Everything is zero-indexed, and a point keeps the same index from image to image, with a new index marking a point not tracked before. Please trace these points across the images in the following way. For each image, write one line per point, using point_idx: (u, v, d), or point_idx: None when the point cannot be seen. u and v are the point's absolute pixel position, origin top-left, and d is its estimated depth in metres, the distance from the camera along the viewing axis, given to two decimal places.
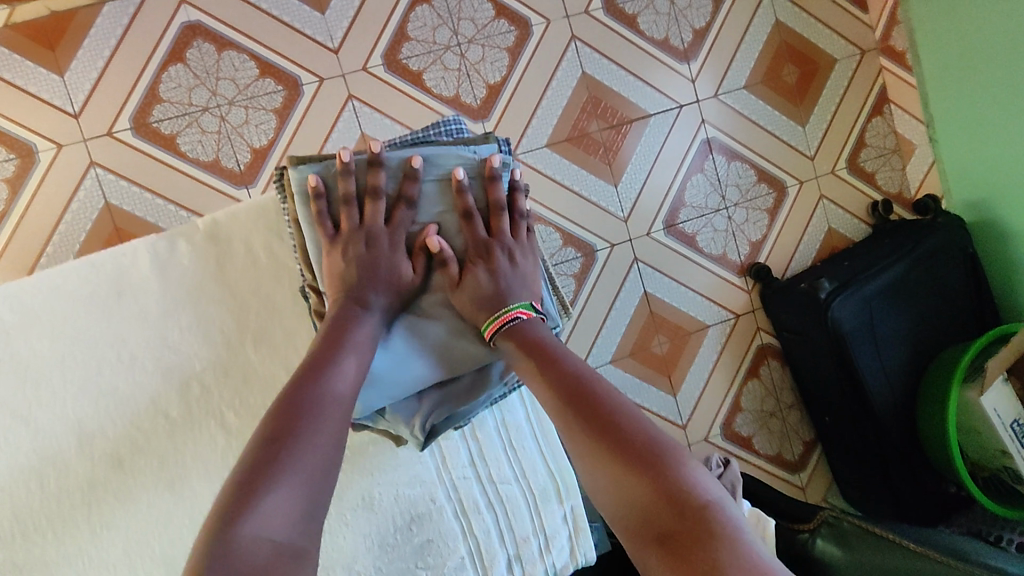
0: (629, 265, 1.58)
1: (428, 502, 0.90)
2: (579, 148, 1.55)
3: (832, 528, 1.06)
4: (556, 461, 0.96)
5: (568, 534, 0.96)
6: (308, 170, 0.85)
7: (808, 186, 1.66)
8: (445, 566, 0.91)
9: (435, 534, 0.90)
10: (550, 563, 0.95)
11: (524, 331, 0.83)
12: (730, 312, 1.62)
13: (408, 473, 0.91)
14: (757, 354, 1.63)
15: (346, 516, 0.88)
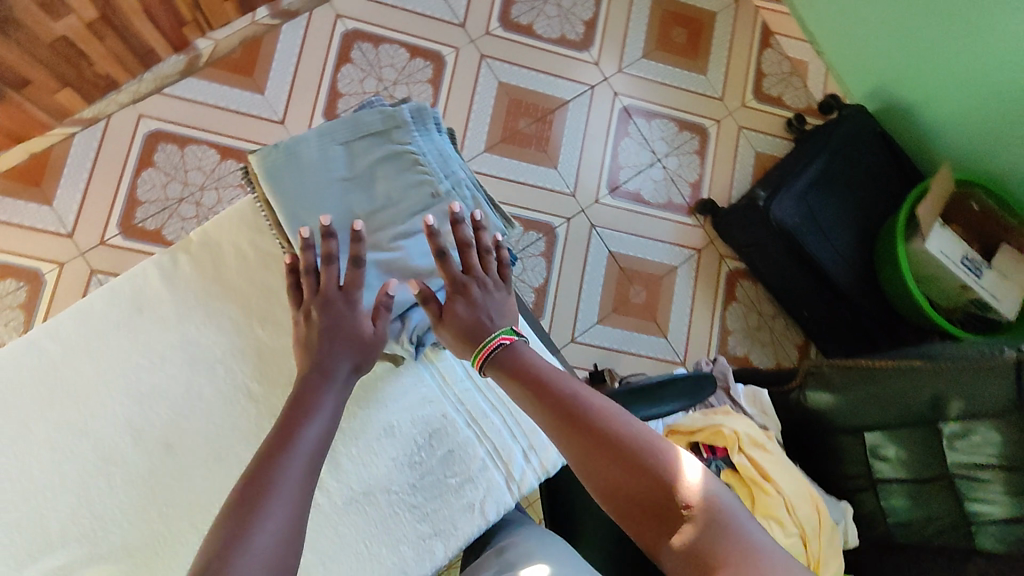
0: (588, 234, 1.72)
1: (439, 417, 0.90)
2: (515, 145, 1.71)
3: (816, 377, 1.16)
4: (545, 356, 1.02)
5: None
6: (264, 152, 0.88)
7: (725, 123, 1.83)
8: (470, 470, 0.89)
9: (453, 445, 0.89)
10: None
11: (510, 354, 0.81)
12: (691, 248, 1.75)
13: (413, 396, 0.91)
14: (729, 278, 1.75)
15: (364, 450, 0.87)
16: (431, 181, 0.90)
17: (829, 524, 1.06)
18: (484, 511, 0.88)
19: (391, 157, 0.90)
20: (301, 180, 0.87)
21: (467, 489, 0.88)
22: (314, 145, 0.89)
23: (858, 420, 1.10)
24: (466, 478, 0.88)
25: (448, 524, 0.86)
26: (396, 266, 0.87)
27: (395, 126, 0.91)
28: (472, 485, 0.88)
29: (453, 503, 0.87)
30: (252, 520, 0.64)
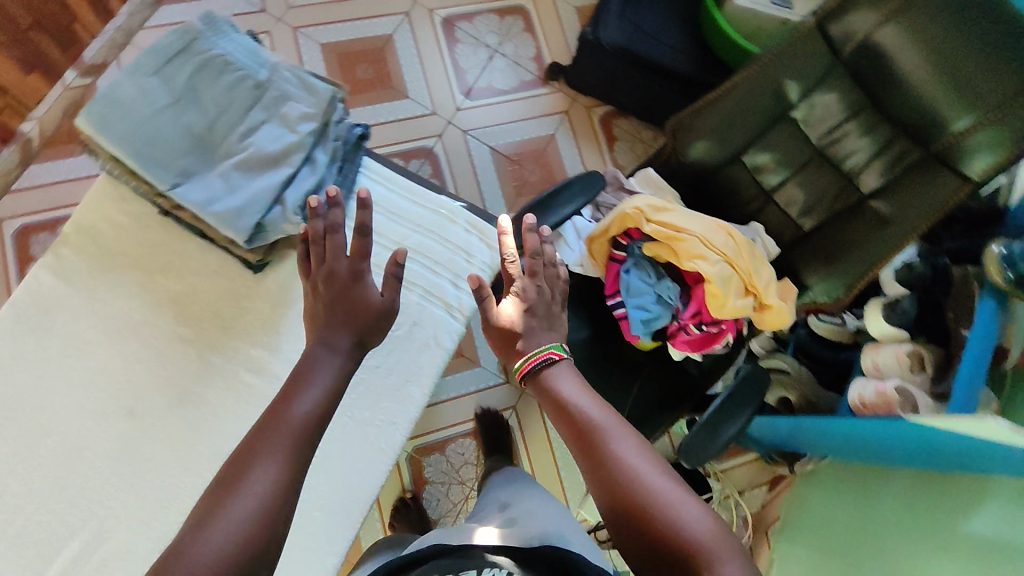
0: (464, 139, 1.77)
1: None
2: (362, 93, 1.75)
3: (680, 129, 1.24)
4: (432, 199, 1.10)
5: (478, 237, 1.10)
6: (86, 110, 0.90)
7: None
8: (411, 316, 1.04)
9: None
10: (482, 262, 1.09)
11: (549, 384, 0.87)
12: (559, 113, 1.85)
13: None
14: (602, 122, 1.86)
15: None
16: (249, 77, 0.96)
17: (745, 240, 1.18)
18: (439, 342, 1.05)
19: (204, 70, 0.95)
20: (132, 120, 0.91)
21: (417, 332, 1.04)
22: (131, 84, 0.92)
23: (729, 145, 1.21)
24: (412, 323, 1.04)
25: (414, 363, 1.03)
26: (251, 162, 0.93)
27: (192, 41, 0.95)
28: (419, 327, 1.04)
29: (411, 346, 1.03)
30: (238, 482, 0.67)
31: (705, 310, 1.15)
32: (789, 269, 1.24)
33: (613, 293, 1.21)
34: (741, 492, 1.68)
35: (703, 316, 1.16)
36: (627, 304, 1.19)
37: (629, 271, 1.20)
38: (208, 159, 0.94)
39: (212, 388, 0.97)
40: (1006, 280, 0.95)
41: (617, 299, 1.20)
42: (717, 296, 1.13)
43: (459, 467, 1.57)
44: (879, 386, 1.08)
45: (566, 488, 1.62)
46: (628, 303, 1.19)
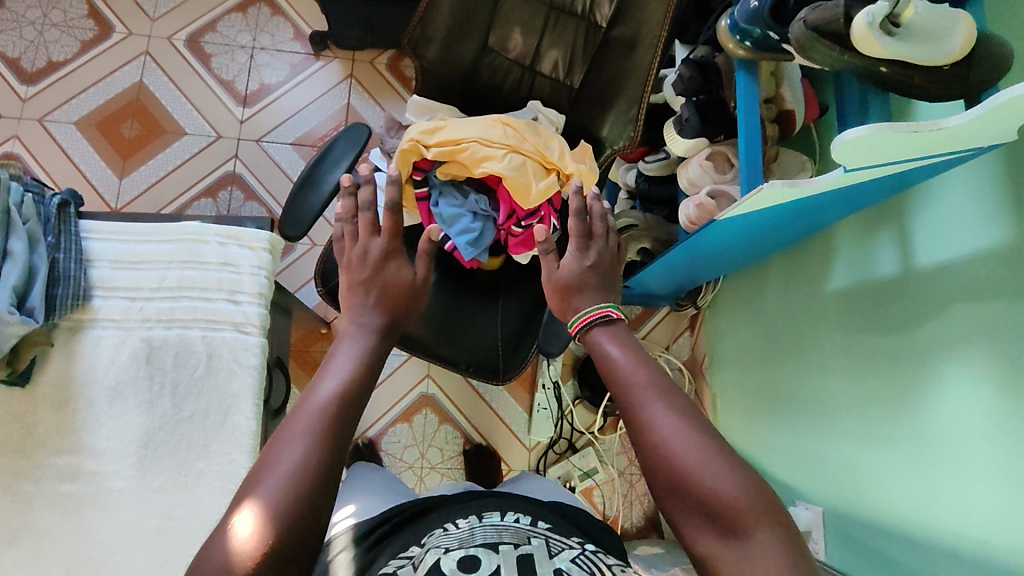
0: (262, 149, 1.69)
1: (138, 347, 0.96)
2: (140, 151, 1.64)
3: (418, 44, 1.16)
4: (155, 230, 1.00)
5: (230, 241, 1.00)
6: None
7: None
8: (192, 352, 0.97)
9: (167, 351, 0.96)
10: (249, 269, 1.00)
11: (599, 339, 0.81)
12: (345, 79, 1.77)
13: (100, 351, 0.96)
14: (391, 69, 1.80)
15: (119, 418, 0.96)
16: None
17: (523, 122, 1.15)
18: (241, 361, 0.99)
19: None
20: None
21: (211, 363, 0.98)
22: None
23: (468, 38, 1.15)
24: (200, 356, 0.98)
25: (219, 394, 0.98)
26: None
27: None
28: (214, 357, 0.98)
29: (208, 381, 0.98)
30: (259, 474, 0.63)
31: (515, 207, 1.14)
32: (581, 132, 1.21)
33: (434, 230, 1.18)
34: (668, 347, 1.72)
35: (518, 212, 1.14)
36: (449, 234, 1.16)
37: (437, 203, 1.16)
38: None
39: (79, 510, 0.95)
40: (746, 49, 0.94)
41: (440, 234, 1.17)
42: (519, 187, 1.11)
43: (402, 454, 1.59)
44: (697, 200, 1.11)
45: (511, 423, 1.65)
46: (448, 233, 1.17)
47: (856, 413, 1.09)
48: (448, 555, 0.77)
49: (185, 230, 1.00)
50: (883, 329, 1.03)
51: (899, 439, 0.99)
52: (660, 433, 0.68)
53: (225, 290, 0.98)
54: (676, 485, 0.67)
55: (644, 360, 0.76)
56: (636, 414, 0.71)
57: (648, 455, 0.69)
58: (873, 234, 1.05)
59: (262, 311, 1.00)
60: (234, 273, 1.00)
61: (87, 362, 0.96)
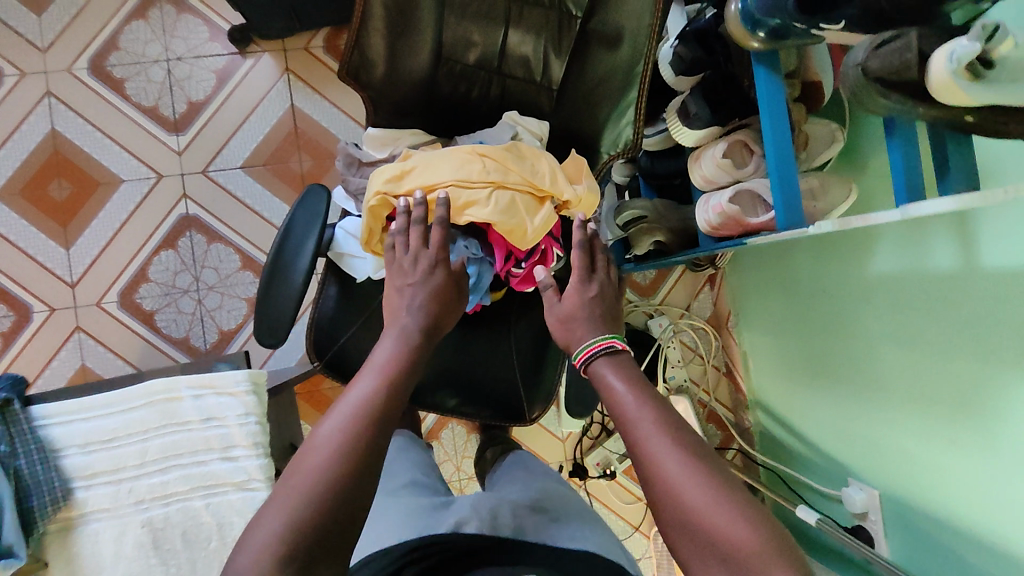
0: (211, 180, 1.50)
1: (144, 530, 0.95)
2: (79, 212, 1.46)
3: (358, 74, 0.96)
4: (128, 401, 0.98)
5: (209, 395, 0.99)
6: None
7: None
8: (200, 519, 0.97)
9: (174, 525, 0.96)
10: (236, 418, 0.99)
11: (599, 373, 0.80)
12: (282, 75, 1.53)
13: (105, 544, 0.95)
14: (330, 52, 1.54)
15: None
16: None
17: (502, 148, 0.96)
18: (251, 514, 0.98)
19: None
20: None
21: (222, 526, 0.97)
22: None
23: (420, 54, 0.95)
24: (209, 522, 0.97)
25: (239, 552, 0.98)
26: None
27: None
28: (223, 518, 0.98)
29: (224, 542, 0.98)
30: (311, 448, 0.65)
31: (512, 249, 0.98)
32: (567, 138, 1.03)
33: None
34: (689, 307, 1.62)
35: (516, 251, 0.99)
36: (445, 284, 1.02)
37: None
38: None
39: None
40: (761, 40, 0.75)
41: None
42: (512, 230, 0.95)
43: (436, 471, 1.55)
44: (717, 206, 0.95)
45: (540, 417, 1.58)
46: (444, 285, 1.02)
47: (912, 409, 1.01)
48: None
49: (153, 390, 0.98)
50: (939, 326, 0.92)
51: (965, 442, 0.91)
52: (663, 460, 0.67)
53: (218, 448, 0.98)
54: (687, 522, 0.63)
55: (647, 392, 0.73)
56: (639, 446, 0.69)
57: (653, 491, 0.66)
58: (924, 224, 0.92)
59: (262, 459, 1.00)
60: (222, 428, 0.99)
61: (95, 556, 0.95)
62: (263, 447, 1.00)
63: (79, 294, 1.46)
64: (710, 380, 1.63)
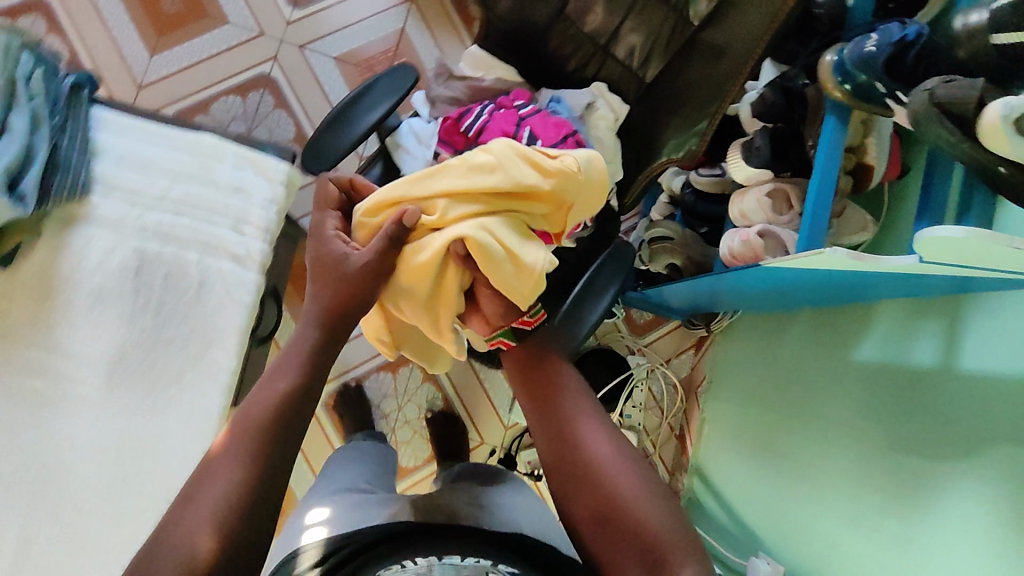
0: (303, 57, 1.59)
1: (132, 255, 1.03)
2: (173, 30, 1.54)
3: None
4: (180, 142, 1.09)
5: (249, 170, 1.11)
6: None
7: None
8: (192, 273, 1.05)
9: (165, 265, 1.04)
10: (261, 200, 1.11)
11: (537, 368, 0.93)
12: (404, 3, 1.64)
13: (96, 251, 1.02)
14: (455, 4, 1.65)
15: (94, 312, 1.02)
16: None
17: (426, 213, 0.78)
18: (230, 290, 1.07)
19: None
20: None
21: (205, 290, 1.06)
22: None
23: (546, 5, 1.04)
24: (198, 281, 1.06)
25: (204, 319, 1.05)
26: None
27: None
28: (207, 285, 1.06)
29: (200, 303, 1.05)
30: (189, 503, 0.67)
31: (501, 282, 0.79)
32: (650, 114, 1.12)
33: None
34: (669, 360, 1.66)
35: (509, 277, 0.78)
36: None
37: None
38: None
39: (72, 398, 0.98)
40: (843, 91, 0.84)
41: None
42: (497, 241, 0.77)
43: (377, 402, 1.53)
44: (744, 234, 1.02)
45: (494, 398, 1.57)
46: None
47: (841, 495, 1.05)
48: None
49: (202, 146, 1.10)
50: (896, 418, 0.98)
51: (882, 533, 0.95)
52: (589, 441, 0.84)
53: (227, 219, 1.08)
54: (595, 497, 0.79)
55: (597, 438, 0.84)
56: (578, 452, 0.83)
57: (563, 463, 0.83)
58: (919, 320, 0.99)
59: (265, 249, 1.10)
60: (241, 202, 1.10)
61: (76, 258, 1.02)
62: (270, 235, 1.11)
63: (139, 97, 1.52)
64: (661, 435, 1.64)
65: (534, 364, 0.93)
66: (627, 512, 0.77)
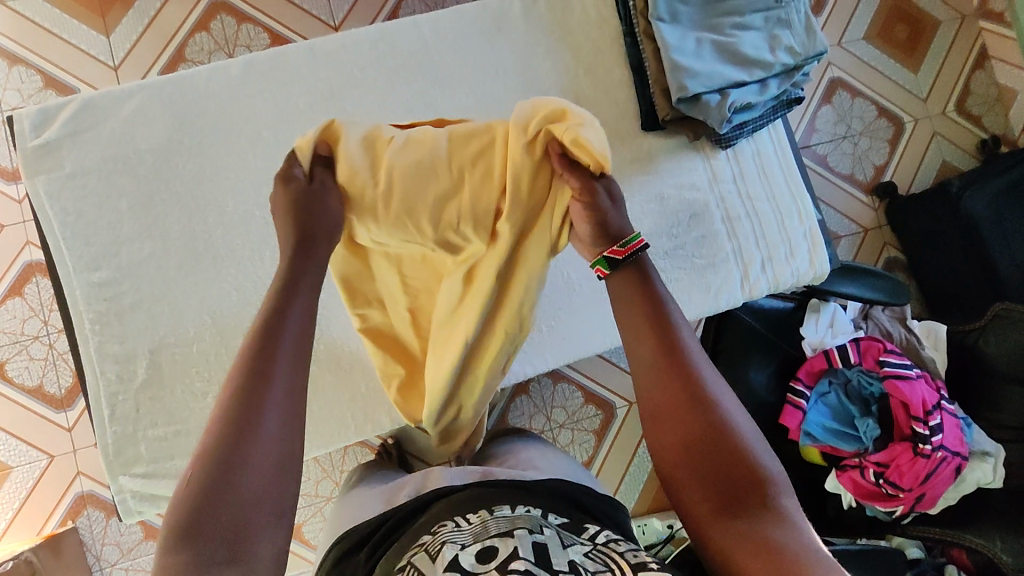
0: None
1: (702, 202, 0.95)
2: None
3: (1005, 321, 1.14)
4: (800, 193, 0.97)
5: (808, 248, 0.96)
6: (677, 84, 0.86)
7: (921, 124, 1.81)
8: (715, 258, 0.94)
9: (707, 231, 0.94)
10: (795, 269, 0.96)
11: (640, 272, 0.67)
12: (859, 226, 1.77)
13: (683, 177, 0.95)
14: (885, 264, 1.76)
15: (640, 205, 0.93)
16: (774, 64, 0.88)
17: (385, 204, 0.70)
18: (718, 295, 0.94)
19: (770, 40, 0.89)
20: (694, 23, 0.90)
21: (711, 273, 0.94)
22: (703, 48, 0.88)
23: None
24: (710, 264, 0.94)
25: (686, 294, 0.93)
26: (704, 27, 0.90)
27: (789, 49, 0.88)
28: (714, 271, 0.94)
29: (697, 281, 0.94)
30: (240, 427, 0.55)
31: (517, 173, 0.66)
32: (999, 523, 1.09)
33: (807, 383, 1.22)
34: None
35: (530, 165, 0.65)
36: (813, 401, 1.21)
37: (816, 398, 1.20)
38: (711, 22, 0.90)
39: None
40: None
41: (805, 389, 1.22)
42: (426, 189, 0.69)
43: (553, 407, 1.60)
44: None
45: None
46: (808, 406, 1.21)
47: None
48: (465, 553, 0.64)
49: (804, 208, 0.97)
50: None
51: None
52: (700, 381, 0.64)
53: (773, 253, 0.95)
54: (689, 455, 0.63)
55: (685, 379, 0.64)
56: (674, 385, 0.64)
57: (662, 410, 0.64)
58: None
59: (762, 298, 0.96)
60: (786, 254, 0.96)
61: (669, 170, 0.95)
62: (779, 293, 0.97)
63: None
64: None
65: (638, 275, 0.67)
66: (735, 479, 0.61)
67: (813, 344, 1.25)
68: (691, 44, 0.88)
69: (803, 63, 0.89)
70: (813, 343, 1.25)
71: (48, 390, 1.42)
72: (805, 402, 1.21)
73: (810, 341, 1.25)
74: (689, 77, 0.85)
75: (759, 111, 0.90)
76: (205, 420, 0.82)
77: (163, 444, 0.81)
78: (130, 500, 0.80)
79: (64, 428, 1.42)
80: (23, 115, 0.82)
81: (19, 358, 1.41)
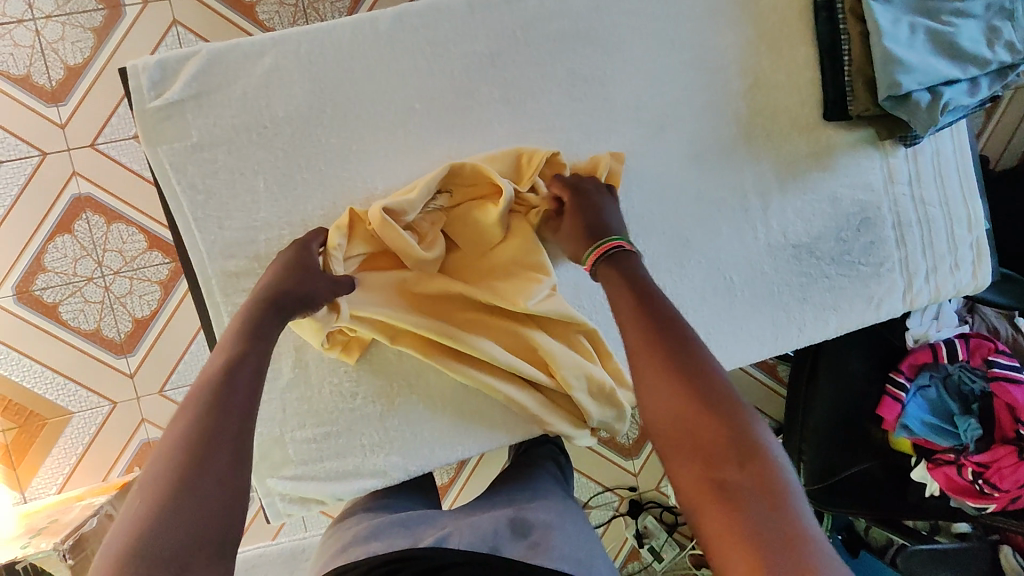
0: None
1: (877, 205, 0.87)
2: None
3: None
4: (972, 199, 0.91)
5: (973, 259, 0.91)
6: (888, 77, 0.76)
7: (1021, 93, 1.71)
8: (882, 267, 0.88)
9: (876, 237, 0.88)
10: (958, 281, 0.90)
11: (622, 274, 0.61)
12: None
13: (859, 177, 0.87)
14: None
15: (810, 205, 0.86)
16: (991, 62, 0.79)
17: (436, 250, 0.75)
18: (878, 306, 0.89)
19: (988, 33, 0.79)
20: (908, 5, 0.79)
21: (876, 282, 0.88)
22: (917, 37, 0.78)
23: None
24: (875, 272, 0.88)
25: (848, 304, 0.88)
26: (918, 11, 0.80)
27: (1009, 45, 0.79)
28: (878, 280, 0.88)
29: (861, 290, 0.88)
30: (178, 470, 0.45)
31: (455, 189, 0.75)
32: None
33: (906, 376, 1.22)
34: None
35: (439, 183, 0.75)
36: (911, 393, 1.21)
37: (918, 393, 1.20)
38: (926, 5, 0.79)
39: None
40: None
41: (903, 381, 1.22)
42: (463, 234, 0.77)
43: None
44: None
45: None
46: (907, 399, 1.21)
47: None
48: None
49: (975, 217, 0.91)
50: None
51: None
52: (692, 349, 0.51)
53: (939, 263, 0.90)
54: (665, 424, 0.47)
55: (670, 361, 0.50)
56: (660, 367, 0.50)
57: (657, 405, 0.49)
58: None
59: (920, 308, 0.91)
60: (950, 265, 0.91)
61: (846, 167, 0.87)
62: (936, 304, 0.92)
63: None
64: None
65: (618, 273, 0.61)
66: (726, 465, 0.43)
67: (918, 338, 1.24)
68: (905, 31, 0.78)
69: (1019, 62, 0.80)
70: (919, 335, 1.24)
71: (106, 335, 1.30)
72: (904, 395, 1.20)
73: (915, 335, 1.24)
74: (904, 72, 0.76)
75: (963, 113, 0.81)
76: (355, 423, 0.76)
77: (312, 446, 0.75)
78: (279, 503, 0.76)
79: (125, 373, 1.32)
80: (140, 68, 0.69)
81: (73, 300, 1.28)
